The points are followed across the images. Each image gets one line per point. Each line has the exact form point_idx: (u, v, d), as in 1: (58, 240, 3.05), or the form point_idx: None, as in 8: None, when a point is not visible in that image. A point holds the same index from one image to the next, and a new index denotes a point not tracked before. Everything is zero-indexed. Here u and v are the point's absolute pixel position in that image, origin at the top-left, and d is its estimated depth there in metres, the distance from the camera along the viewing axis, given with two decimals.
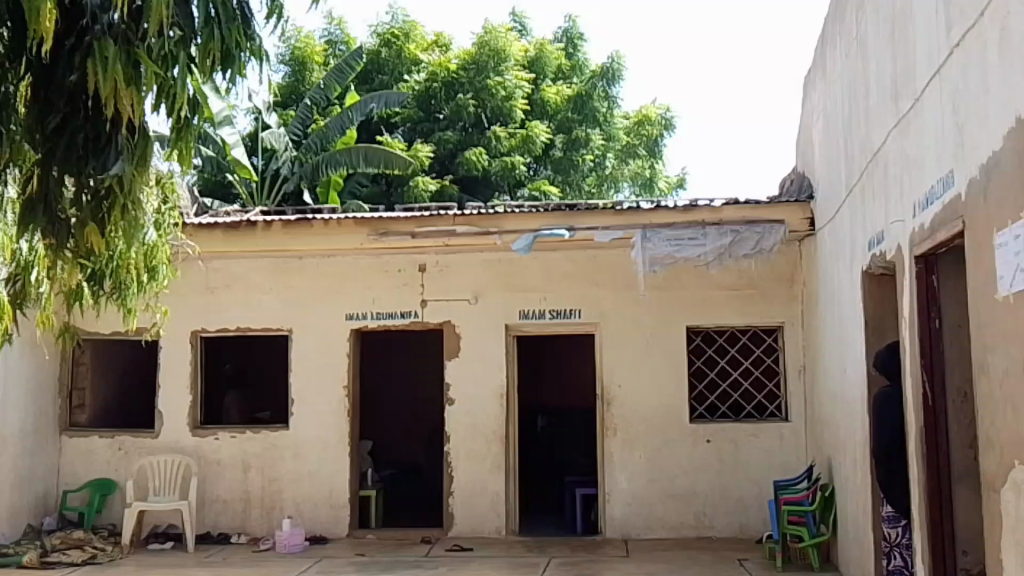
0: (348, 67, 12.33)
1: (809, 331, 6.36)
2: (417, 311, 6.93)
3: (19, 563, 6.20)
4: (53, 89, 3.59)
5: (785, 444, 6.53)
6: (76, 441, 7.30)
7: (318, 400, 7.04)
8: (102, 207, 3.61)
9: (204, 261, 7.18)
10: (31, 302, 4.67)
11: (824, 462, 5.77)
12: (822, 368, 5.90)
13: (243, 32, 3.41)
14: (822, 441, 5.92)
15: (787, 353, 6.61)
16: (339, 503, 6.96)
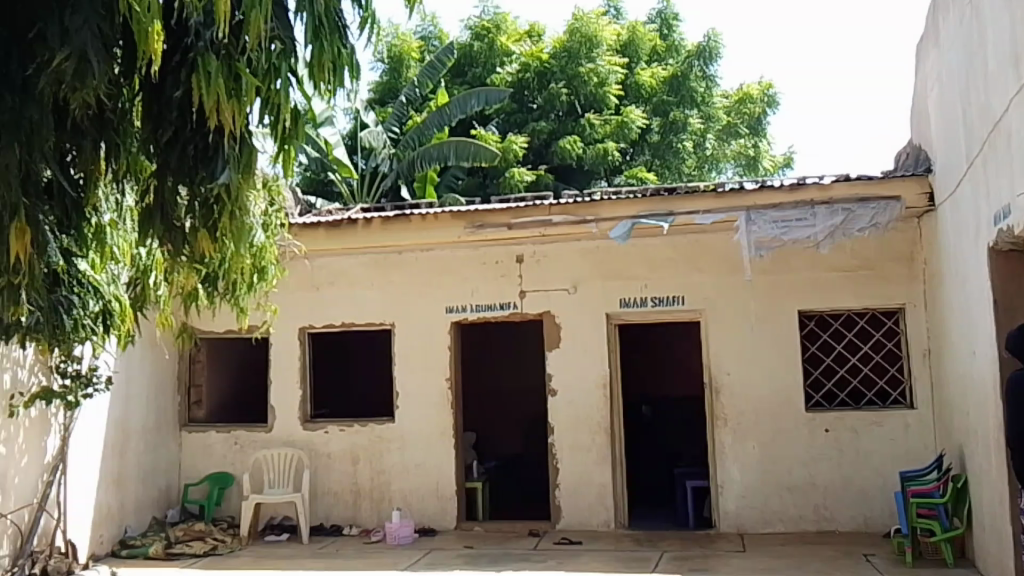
0: (440, 63, 12.38)
1: (934, 312, 6.07)
2: (515, 303, 6.93)
3: (146, 554, 6.48)
4: (162, 105, 3.79)
5: (910, 433, 6.25)
6: (195, 436, 7.56)
7: (421, 393, 7.10)
8: (213, 214, 3.92)
9: (310, 259, 7.35)
10: (150, 302, 5.18)
11: (956, 451, 5.50)
12: (949, 351, 5.63)
13: (340, 44, 3.45)
14: (952, 428, 5.65)
15: (911, 337, 6.32)
16: (446, 495, 7.00)
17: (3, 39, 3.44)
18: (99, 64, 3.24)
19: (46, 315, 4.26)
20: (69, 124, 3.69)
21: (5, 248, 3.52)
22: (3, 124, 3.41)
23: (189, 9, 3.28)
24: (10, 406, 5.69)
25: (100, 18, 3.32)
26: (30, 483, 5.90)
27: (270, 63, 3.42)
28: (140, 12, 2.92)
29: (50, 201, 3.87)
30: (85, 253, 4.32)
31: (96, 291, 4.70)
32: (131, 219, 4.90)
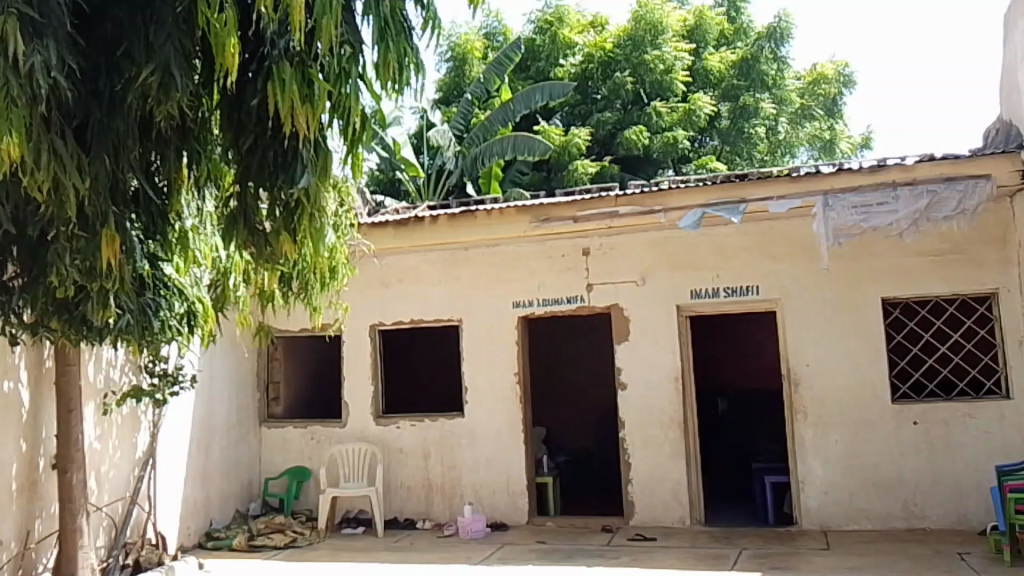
0: (506, 59, 12.14)
1: None
2: (583, 296, 6.87)
3: (230, 546, 6.61)
4: (243, 113, 3.85)
5: (1007, 425, 5.99)
6: (274, 432, 7.68)
7: (490, 387, 7.09)
8: (294, 218, 3.94)
9: (378, 257, 7.43)
10: (230, 304, 5.33)
11: None
12: None
13: (404, 40, 3.42)
14: None
15: (1006, 323, 6.06)
16: (517, 490, 6.95)
17: (91, 55, 3.50)
18: (182, 78, 3.28)
19: (136, 317, 4.09)
20: (155, 133, 3.84)
21: (96, 256, 3.53)
22: (93, 137, 3.48)
23: (265, 21, 3.30)
24: (104, 403, 5.83)
25: (183, 34, 3.31)
26: (123, 477, 6.04)
27: (341, 66, 3.42)
28: (218, 27, 2.95)
29: (137, 208, 4.11)
30: (169, 257, 4.46)
31: (182, 294, 4.63)
32: (212, 224, 4.95)
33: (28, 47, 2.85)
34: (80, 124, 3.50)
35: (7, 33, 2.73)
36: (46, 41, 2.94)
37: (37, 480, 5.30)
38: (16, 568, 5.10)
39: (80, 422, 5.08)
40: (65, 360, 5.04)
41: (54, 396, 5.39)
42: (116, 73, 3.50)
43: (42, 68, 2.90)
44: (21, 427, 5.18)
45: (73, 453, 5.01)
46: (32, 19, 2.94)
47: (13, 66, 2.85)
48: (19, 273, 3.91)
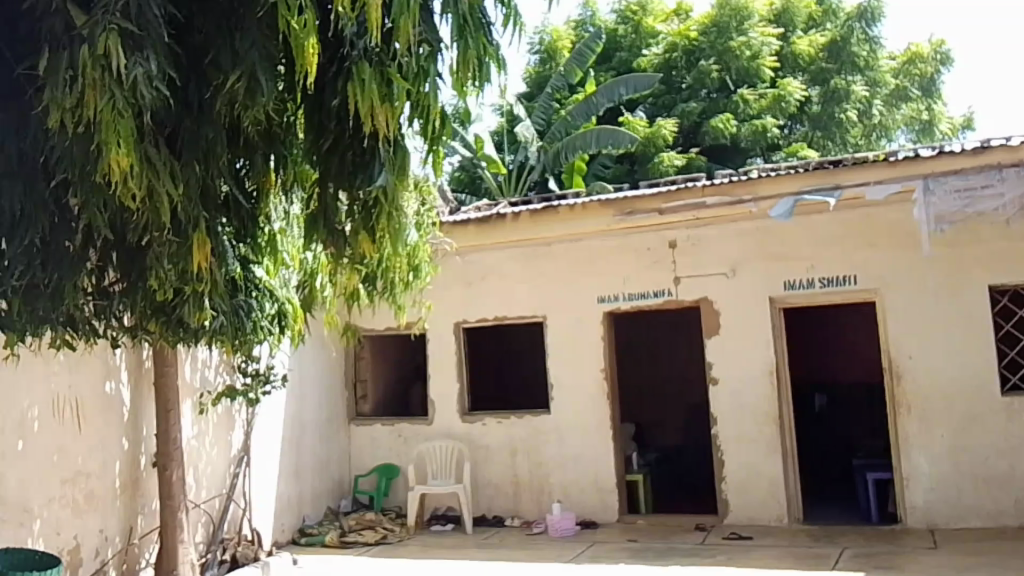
0: (588, 50, 12.14)
1: None
2: (671, 290, 6.76)
3: (323, 542, 6.71)
4: (324, 115, 3.89)
5: None
6: (363, 429, 7.79)
7: (577, 383, 7.03)
8: (372, 216, 3.95)
9: (461, 256, 7.48)
10: (318, 304, 5.40)
11: None
12: None
13: (481, 37, 3.38)
14: None
15: None
16: (607, 489, 6.87)
17: (184, 65, 3.52)
18: (267, 82, 3.33)
19: (229, 317, 4.18)
20: (243, 140, 3.89)
21: (188, 260, 3.58)
22: (184, 144, 3.53)
23: (342, 21, 3.32)
24: (201, 402, 5.99)
25: (266, 39, 3.35)
26: (220, 475, 6.18)
27: (419, 66, 3.40)
28: (297, 29, 2.97)
29: (229, 213, 4.13)
30: (260, 260, 4.54)
31: (271, 295, 4.76)
32: (298, 226, 5.01)
33: (129, 60, 2.88)
34: (170, 132, 3.55)
35: (110, 48, 2.78)
36: (146, 54, 2.96)
37: (139, 477, 5.46)
38: (121, 563, 5.26)
39: (178, 421, 5.21)
40: (163, 361, 5.19)
41: (153, 397, 5.56)
42: (206, 81, 3.53)
43: (144, 80, 2.93)
44: (123, 427, 5.35)
45: (173, 451, 5.15)
46: (131, 32, 2.96)
47: (116, 78, 2.88)
48: (117, 278, 3.99)
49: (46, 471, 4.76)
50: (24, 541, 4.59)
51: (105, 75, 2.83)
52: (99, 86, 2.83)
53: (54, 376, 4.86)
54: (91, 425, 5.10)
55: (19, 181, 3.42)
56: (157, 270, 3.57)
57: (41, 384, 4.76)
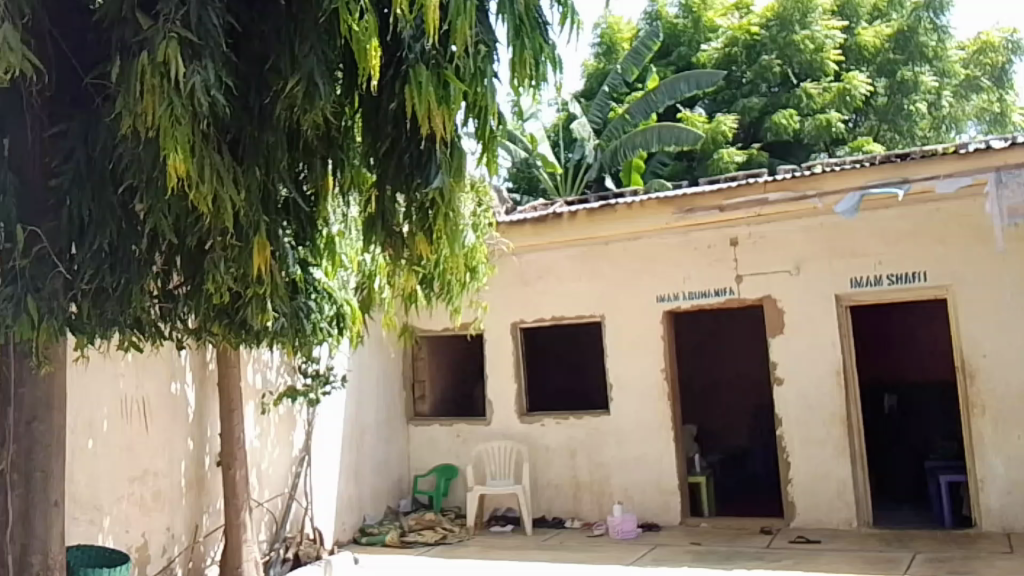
0: (644, 47, 12.13)
1: None
2: (733, 288, 6.65)
3: (383, 542, 6.74)
4: (381, 118, 3.88)
5: None
6: (421, 430, 7.82)
7: (637, 383, 6.96)
8: (429, 217, 3.94)
9: (519, 256, 7.48)
10: (377, 306, 5.45)
11: None
12: None
13: (537, 36, 3.35)
14: None
15: None
16: (669, 490, 6.78)
17: (244, 72, 3.55)
18: (325, 85, 3.32)
19: (289, 319, 4.24)
20: (303, 143, 3.87)
21: (249, 265, 3.59)
22: (245, 150, 3.55)
23: (399, 23, 3.31)
24: (263, 403, 6.07)
25: (324, 44, 3.35)
26: (282, 475, 6.24)
27: (477, 66, 3.36)
28: (358, 32, 2.95)
29: (288, 216, 4.15)
30: (319, 262, 4.57)
31: (330, 297, 4.80)
32: (356, 228, 5.05)
33: (188, 68, 2.90)
34: (233, 138, 3.57)
35: (169, 55, 2.81)
36: (205, 61, 2.99)
37: (205, 476, 5.56)
38: (187, 561, 5.35)
39: (241, 420, 5.28)
40: (226, 362, 5.26)
41: (217, 396, 5.64)
42: (266, 86, 3.55)
43: (202, 88, 2.94)
44: (188, 427, 5.44)
45: (237, 450, 5.21)
46: (190, 41, 2.98)
47: (175, 86, 2.90)
48: (182, 281, 3.97)
49: (114, 469, 4.85)
50: (95, 538, 4.69)
51: (164, 82, 2.85)
52: (158, 93, 2.84)
53: (122, 377, 4.96)
54: (157, 426, 5.19)
55: (88, 188, 3.37)
56: (216, 274, 3.58)
57: (110, 384, 4.86)
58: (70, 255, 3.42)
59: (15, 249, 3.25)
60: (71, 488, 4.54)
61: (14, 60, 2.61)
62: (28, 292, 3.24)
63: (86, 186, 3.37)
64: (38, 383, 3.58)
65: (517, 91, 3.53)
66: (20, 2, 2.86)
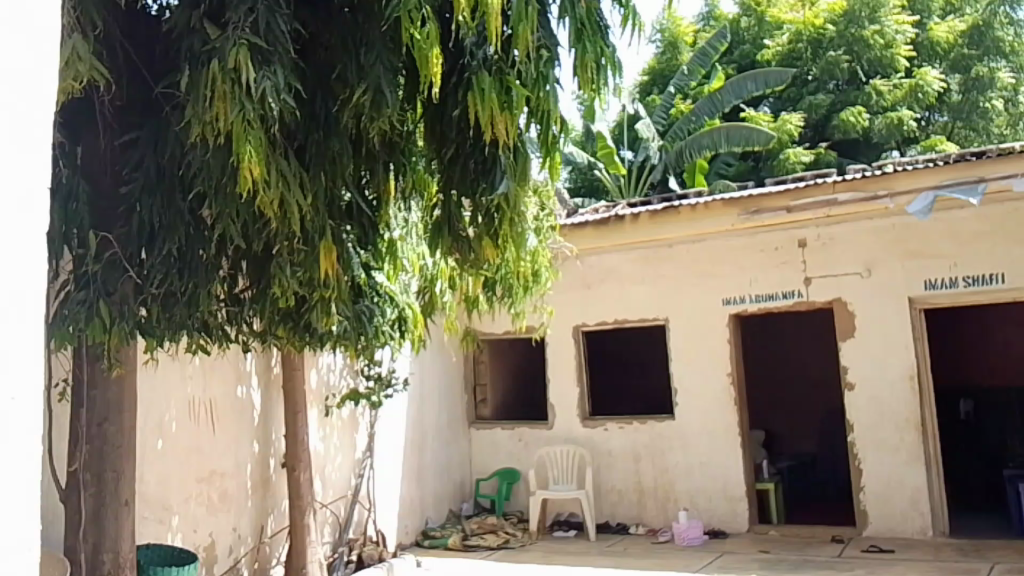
0: (712, 48, 12.14)
1: None
2: (801, 291, 6.52)
3: (446, 545, 6.77)
4: (445, 123, 3.86)
5: None
6: (483, 433, 7.84)
7: (702, 387, 6.87)
8: (495, 222, 3.94)
9: (581, 259, 7.45)
10: (439, 310, 5.51)
11: None
12: None
13: (599, 40, 3.31)
14: None
15: None
16: (736, 497, 6.67)
17: (309, 80, 3.56)
18: (392, 93, 3.30)
19: (353, 322, 4.27)
20: (366, 150, 3.88)
21: (316, 269, 3.62)
22: (311, 157, 3.57)
23: (461, 29, 3.29)
24: (327, 406, 6.14)
25: (390, 51, 3.36)
26: (345, 477, 6.30)
27: (538, 72, 3.33)
28: (420, 40, 2.94)
29: (351, 221, 4.15)
30: (381, 266, 4.58)
31: (392, 301, 4.82)
32: (418, 234, 5.08)
33: (258, 74, 2.93)
34: (299, 146, 3.60)
35: (240, 62, 2.84)
36: (274, 67, 3.01)
37: (270, 479, 5.63)
38: (253, 562, 5.43)
39: (306, 423, 5.34)
40: (291, 365, 5.33)
41: (281, 399, 5.73)
42: (332, 94, 3.56)
43: (272, 92, 2.98)
44: (254, 430, 5.53)
45: (301, 453, 5.27)
46: (259, 47, 3.01)
47: (246, 91, 2.93)
48: (248, 285, 4.01)
49: (182, 471, 4.93)
50: (164, 537, 4.78)
51: (234, 88, 2.88)
52: (229, 99, 2.88)
53: (190, 381, 5.05)
54: (224, 427, 5.27)
55: (157, 194, 3.42)
56: (283, 278, 3.61)
57: (178, 386, 4.94)
58: (140, 260, 3.49)
59: (88, 254, 3.34)
60: (141, 487, 4.63)
61: (83, 69, 2.65)
62: (100, 296, 3.31)
63: (156, 194, 3.42)
64: (109, 386, 3.66)
65: (579, 95, 3.50)
66: (92, 12, 2.93)
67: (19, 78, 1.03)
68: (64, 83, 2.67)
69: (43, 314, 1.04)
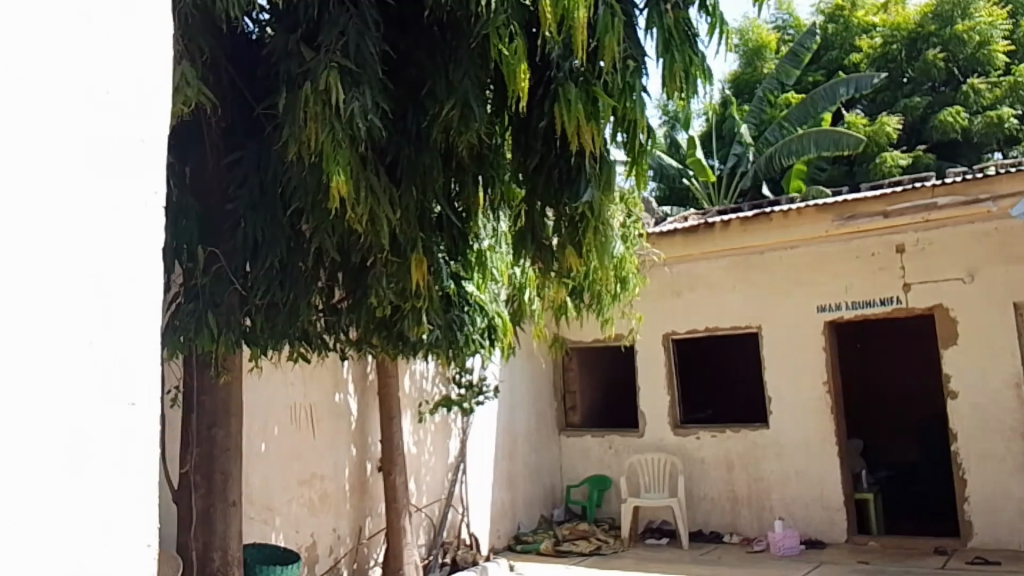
0: (802, 48, 11.75)
1: None
2: (899, 297, 6.34)
3: (538, 550, 6.81)
4: (531, 134, 3.91)
5: None
6: (573, 440, 7.87)
7: (796, 395, 6.75)
8: (578, 230, 3.99)
9: (670, 266, 7.43)
10: (527, 316, 5.61)
11: None
12: None
13: (687, 49, 3.31)
14: None
15: None
16: (833, 506, 6.51)
17: (399, 97, 3.68)
18: (480, 108, 3.38)
19: (443, 331, 4.38)
20: (455, 162, 3.95)
21: (407, 279, 3.71)
22: (403, 171, 3.67)
23: (547, 42, 3.31)
24: (419, 411, 6.26)
25: (477, 67, 3.42)
26: (439, 480, 6.40)
27: (625, 82, 3.34)
28: (508, 55, 2.99)
29: (442, 233, 4.24)
30: (470, 276, 4.65)
31: (481, 309, 4.90)
32: (506, 242, 5.16)
33: (348, 95, 3.04)
34: (392, 161, 3.71)
35: (331, 84, 2.96)
36: (363, 88, 3.11)
37: (367, 480, 5.79)
38: (352, 562, 5.58)
39: (401, 428, 5.45)
40: (385, 372, 5.45)
41: (377, 405, 5.88)
42: (422, 111, 3.66)
43: (361, 112, 3.09)
44: (351, 434, 5.69)
45: (396, 456, 5.38)
46: (350, 69, 3.11)
47: (336, 112, 3.05)
48: (344, 295, 4.12)
49: (284, 473, 5.10)
50: (268, 536, 4.94)
51: (325, 109, 3.00)
52: (321, 120, 3.00)
53: (291, 387, 5.22)
54: (323, 432, 5.43)
55: (261, 210, 3.57)
56: (377, 289, 3.71)
57: (280, 394, 5.12)
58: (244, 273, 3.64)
59: (197, 267, 3.51)
60: (247, 489, 4.80)
61: (191, 93, 2.79)
62: (208, 308, 3.47)
63: (259, 210, 3.58)
64: (217, 392, 3.82)
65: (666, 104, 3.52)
66: (199, 40, 3.10)
67: (147, 109, 1.12)
68: (173, 106, 2.82)
69: (110, 310, 1.01)
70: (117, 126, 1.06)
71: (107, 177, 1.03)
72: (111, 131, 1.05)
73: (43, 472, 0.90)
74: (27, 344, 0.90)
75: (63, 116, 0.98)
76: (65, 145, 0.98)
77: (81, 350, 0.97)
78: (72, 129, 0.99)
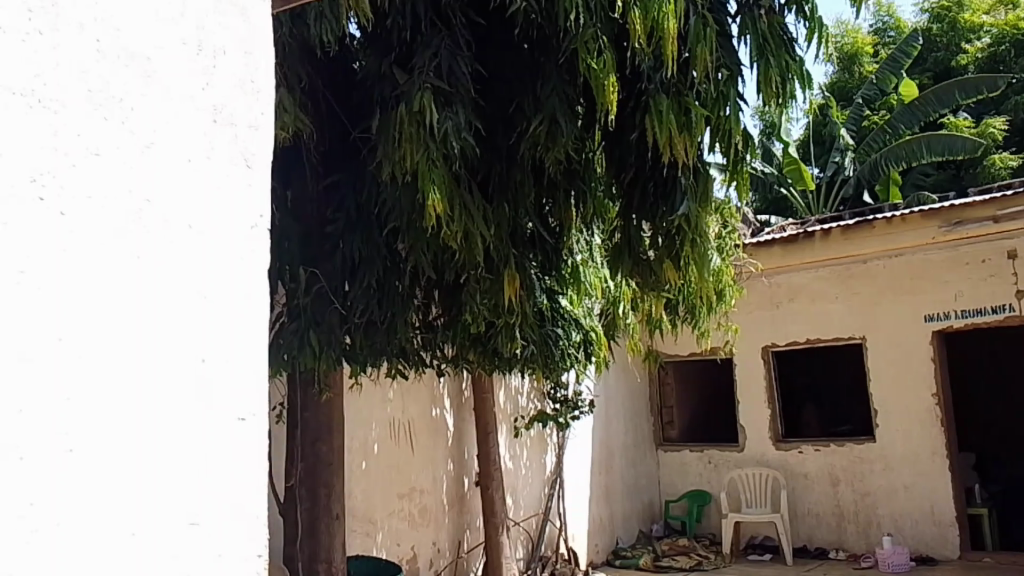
0: (903, 54, 11.09)
1: None
2: (1013, 305, 6.05)
3: (637, 565, 6.76)
4: (624, 149, 3.91)
5: None
6: (671, 455, 7.81)
7: (902, 407, 6.53)
8: (675, 245, 3.94)
9: (767, 277, 7.30)
10: (621, 330, 5.58)
11: None
12: None
13: (782, 54, 3.28)
14: None
15: None
16: (945, 522, 6.26)
17: (491, 115, 3.73)
18: (567, 123, 3.39)
19: (538, 347, 4.42)
20: (546, 179, 4.00)
21: (500, 295, 3.74)
22: (495, 188, 3.77)
23: (637, 55, 3.27)
24: (514, 426, 6.28)
25: (565, 83, 3.45)
26: (536, 494, 6.42)
27: (720, 91, 3.31)
28: (596, 69, 3.01)
29: (535, 249, 4.29)
30: (565, 291, 4.67)
31: (577, 323, 4.92)
32: (600, 257, 5.16)
33: (441, 114, 3.11)
34: (484, 179, 3.79)
35: (424, 106, 3.02)
36: (455, 107, 3.17)
37: (464, 494, 5.86)
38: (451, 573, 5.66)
39: (497, 442, 5.48)
40: (481, 388, 5.47)
41: (473, 421, 5.95)
42: (511, 128, 3.71)
43: (454, 132, 3.14)
44: (448, 449, 5.77)
45: (493, 471, 5.42)
46: (442, 90, 3.17)
47: (431, 132, 3.12)
48: (441, 312, 4.19)
49: (385, 487, 5.20)
50: (370, 549, 5.02)
51: (420, 129, 3.07)
52: (415, 140, 3.07)
53: (389, 404, 5.32)
54: (421, 446, 5.51)
55: (358, 229, 3.69)
56: (471, 305, 3.77)
57: (379, 411, 5.22)
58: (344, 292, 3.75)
59: (299, 288, 3.61)
60: (350, 503, 4.90)
61: (287, 118, 2.88)
62: (310, 326, 3.58)
63: (357, 230, 3.69)
64: (320, 407, 3.93)
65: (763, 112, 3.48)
66: (297, 69, 3.23)
67: (255, 134, 1.18)
68: (274, 132, 2.92)
69: (219, 328, 1.08)
70: (224, 152, 1.13)
71: (216, 204, 1.10)
72: (219, 156, 1.12)
73: (148, 472, 0.97)
74: (147, 360, 0.99)
75: (176, 147, 1.06)
76: (178, 171, 1.06)
77: (193, 367, 1.04)
78: (184, 158, 1.07)
